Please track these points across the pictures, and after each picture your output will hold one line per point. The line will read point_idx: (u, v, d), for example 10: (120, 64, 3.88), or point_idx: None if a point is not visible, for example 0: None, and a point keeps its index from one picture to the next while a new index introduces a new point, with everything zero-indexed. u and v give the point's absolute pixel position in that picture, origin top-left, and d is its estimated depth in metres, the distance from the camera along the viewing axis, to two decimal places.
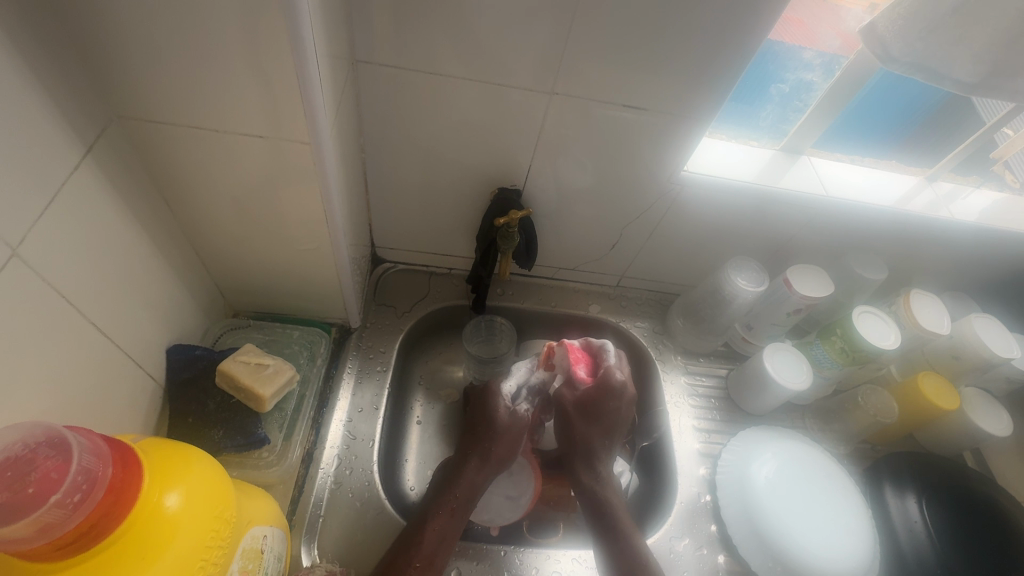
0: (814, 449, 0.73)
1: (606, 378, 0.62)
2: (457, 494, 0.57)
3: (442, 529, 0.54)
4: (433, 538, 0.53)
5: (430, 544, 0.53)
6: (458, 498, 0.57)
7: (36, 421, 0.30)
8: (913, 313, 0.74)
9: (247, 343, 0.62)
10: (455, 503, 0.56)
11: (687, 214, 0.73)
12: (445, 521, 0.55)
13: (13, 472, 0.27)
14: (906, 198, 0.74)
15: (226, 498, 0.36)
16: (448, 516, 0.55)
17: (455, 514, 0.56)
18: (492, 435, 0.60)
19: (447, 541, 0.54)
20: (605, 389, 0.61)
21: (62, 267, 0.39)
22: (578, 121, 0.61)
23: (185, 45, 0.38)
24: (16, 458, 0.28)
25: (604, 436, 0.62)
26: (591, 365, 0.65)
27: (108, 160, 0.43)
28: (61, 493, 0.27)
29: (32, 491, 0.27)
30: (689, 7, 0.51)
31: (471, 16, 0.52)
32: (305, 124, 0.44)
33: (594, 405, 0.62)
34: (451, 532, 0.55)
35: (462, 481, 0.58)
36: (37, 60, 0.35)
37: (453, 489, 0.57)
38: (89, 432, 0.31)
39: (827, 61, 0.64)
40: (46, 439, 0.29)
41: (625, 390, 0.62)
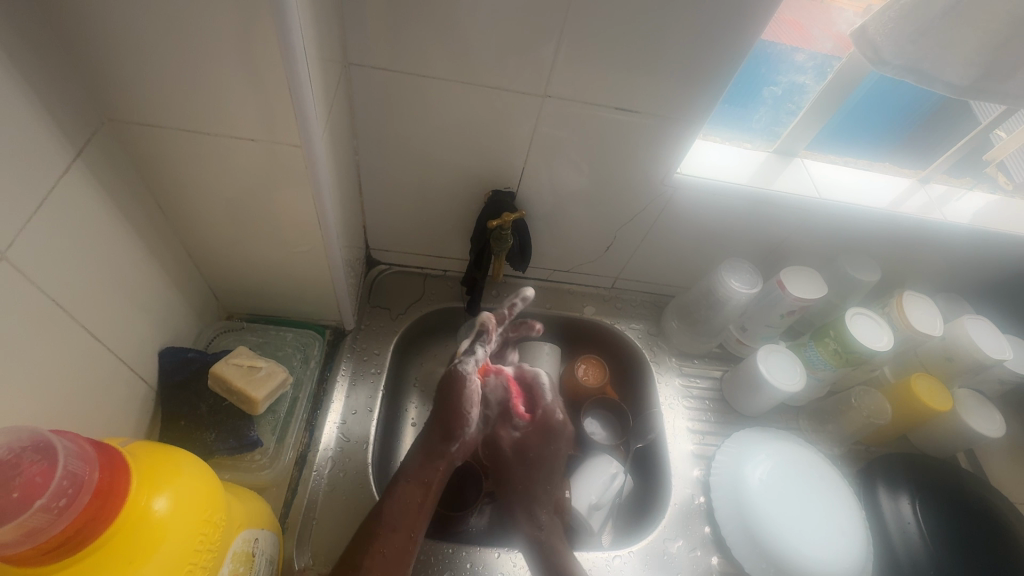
0: (805, 449, 0.74)
1: (549, 413, 0.69)
2: (428, 468, 0.58)
3: (418, 497, 0.56)
4: (404, 509, 0.55)
5: (398, 518, 0.54)
6: (433, 474, 0.58)
7: (22, 425, 0.29)
8: (906, 315, 0.74)
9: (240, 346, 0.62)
10: (426, 484, 0.57)
11: (681, 215, 0.73)
12: (418, 502, 0.56)
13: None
14: (900, 200, 0.74)
15: (216, 501, 0.36)
16: (420, 488, 0.57)
17: (428, 487, 0.57)
18: (461, 416, 0.61)
19: (417, 510, 0.55)
20: (548, 423, 0.68)
21: (51, 269, 0.39)
22: (571, 124, 0.62)
23: (174, 48, 0.38)
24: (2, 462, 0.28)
25: (546, 481, 0.66)
26: (530, 401, 0.70)
27: (99, 163, 0.43)
28: (46, 497, 0.27)
29: (17, 496, 0.27)
30: (680, 11, 0.51)
31: (464, 18, 0.52)
32: (296, 127, 0.44)
33: (535, 448, 0.67)
34: (422, 508, 0.56)
35: (430, 458, 0.59)
36: (26, 63, 0.35)
37: (423, 465, 0.58)
38: (77, 436, 0.31)
39: (820, 63, 0.64)
40: (33, 443, 0.29)
41: (562, 430, 0.69)
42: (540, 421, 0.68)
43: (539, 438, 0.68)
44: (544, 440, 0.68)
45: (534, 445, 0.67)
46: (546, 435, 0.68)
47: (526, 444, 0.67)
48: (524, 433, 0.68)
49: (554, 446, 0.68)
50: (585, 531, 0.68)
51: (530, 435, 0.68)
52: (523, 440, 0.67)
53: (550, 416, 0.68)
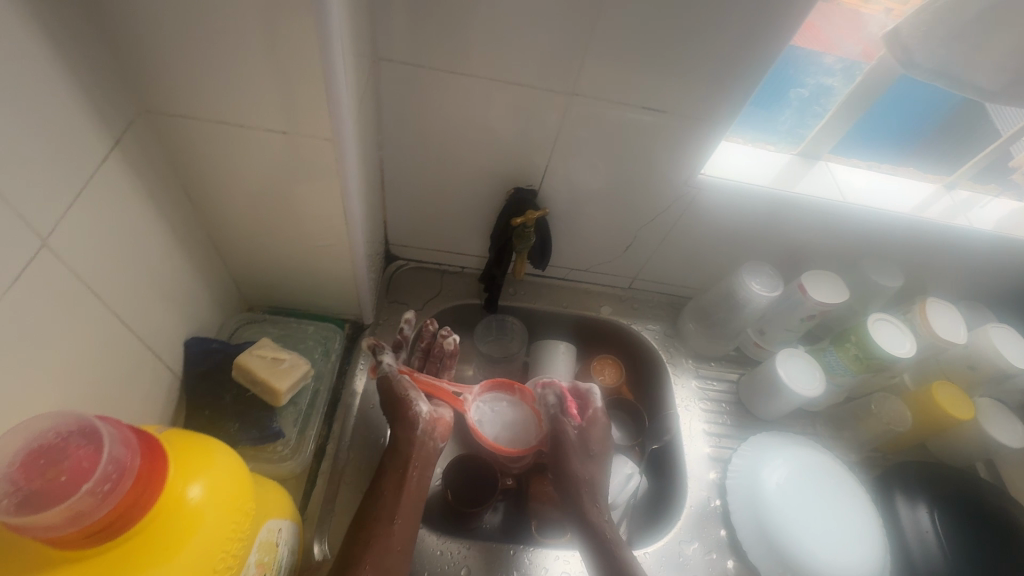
0: (823, 454, 0.73)
1: (597, 415, 0.66)
2: (399, 459, 0.55)
3: (399, 482, 0.53)
4: (387, 500, 0.52)
5: (384, 511, 0.51)
6: (404, 460, 0.55)
7: (68, 410, 0.30)
8: (929, 322, 0.73)
9: (262, 338, 0.62)
10: (402, 475, 0.54)
11: (702, 216, 0.73)
12: (396, 492, 0.53)
13: (46, 460, 0.28)
14: (923, 205, 0.74)
15: (247, 491, 0.36)
16: (399, 478, 0.54)
17: (405, 475, 0.54)
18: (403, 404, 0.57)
19: (398, 499, 0.52)
20: (599, 424, 0.65)
21: (88, 259, 0.39)
22: (597, 123, 0.61)
23: (212, 41, 0.39)
24: (49, 446, 0.28)
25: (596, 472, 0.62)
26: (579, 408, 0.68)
27: (134, 153, 0.43)
28: (92, 482, 0.27)
29: (64, 479, 0.27)
30: (712, 10, 0.51)
31: (494, 15, 0.52)
32: (328, 122, 0.44)
33: (586, 446, 0.63)
34: (404, 494, 0.52)
35: (398, 447, 0.56)
36: (69, 53, 0.35)
37: (394, 457, 0.55)
38: (119, 422, 0.31)
39: (848, 66, 0.64)
40: (78, 428, 0.29)
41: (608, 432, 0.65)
42: (589, 419, 0.65)
43: (599, 433, 0.65)
44: (592, 440, 0.64)
45: (589, 444, 0.64)
46: (593, 435, 0.65)
47: (582, 442, 0.64)
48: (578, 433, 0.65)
49: (603, 442, 0.65)
50: None
51: (584, 434, 0.65)
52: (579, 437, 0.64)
53: (599, 416, 0.66)
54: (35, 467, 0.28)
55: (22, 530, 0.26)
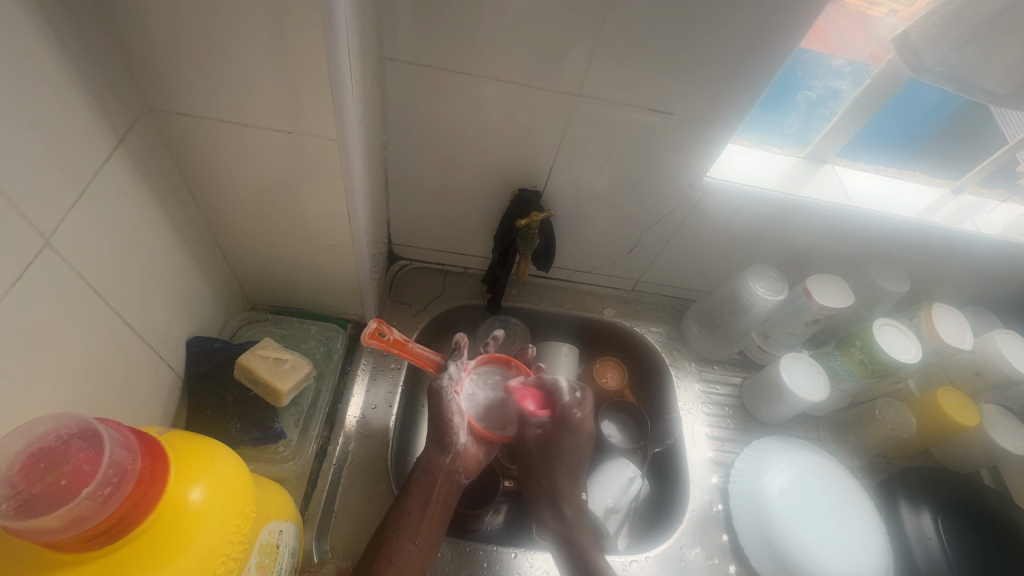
0: (826, 459, 0.73)
1: (567, 411, 0.60)
2: (427, 479, 0.56)
3: (423, 504, 0.55)
4: (409, 519, 0.54)
5: (406, 529, 0.53)
6: (433, 485, 0.56)
7: (69, 412, 0.30)
8: (935, 327, 0.73)
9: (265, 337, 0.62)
10: (428, 498, 0.55)
11: (707, 219, 0.72)
12: (421, 512, 0.54)
13: (46, 464, 0.28)
14: (930, 210, 0.73)
15: (248, 493, 0.36)
16: (423, 500, 0.55)
17: (430, 498, 0.55)
18: (445, 422, 0.57)
19: (422, 521, 0.54)
20: (568, 420, 0.60)
21: (91, 258, 0.39)
22: (603, 124, 0.61)
23: (218, 39, 0.38)
24: (49, 449, 0.28)
25: (569, 473, 0.61)
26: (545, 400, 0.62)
27: (138, 151, 0.43)
28: (93, 486, 0.27)
29: (64, 482, 0.27)
30: (721, 12, 0.50)
31: (501, 15, 0.51)
32: (333, 121, 0.44)
33: (554, 443, 0.60)
34: (427, 518, 0.54)
35: (428, 470, 0.56)
36: (74, 50, 0.35)
37: (423, 477, 0.56)
38: (120, 425, 0.31)
39: (856, 69, 0.63)
40: (79, 431, 0.29)
41: (583, 425, 0.61)
42: (556, 419, 0.60)
43: (564, 432, 0.60)
44: (561, 436, 0.60)
45: (556, 442, 0.60)
46: (562, 431, 0.60)
47: (548, 441, 0.61)
48: (544, 431, 0.61)
49: (575, 436, 0.61)
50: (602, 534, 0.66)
51: (550, 432, 0.61)
52: (545, 437, 0.61)
53: (568, 416, 0.60)
54: (35, 471, 0.27)
55: (21, 533, 0.25)
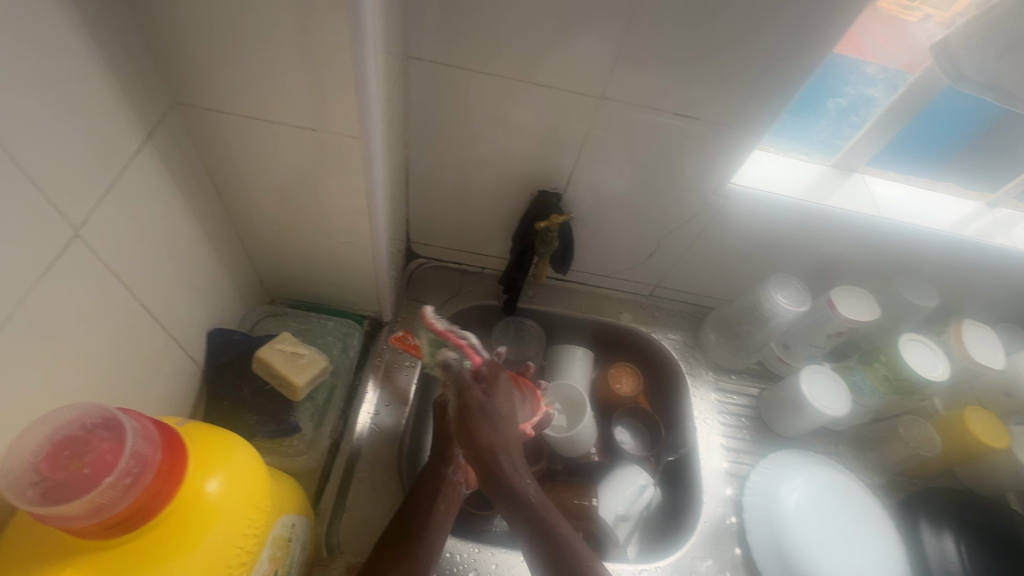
0: (846, 476, 0.71)
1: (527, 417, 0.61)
2: (431, 485, 0.57)
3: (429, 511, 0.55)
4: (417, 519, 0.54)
5: (414, 529, 0.53)
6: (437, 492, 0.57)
7: (91, 403, 0.31)
8: (965, 344, 0.71)
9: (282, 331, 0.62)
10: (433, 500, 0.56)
11: (730, 226, 0.71)
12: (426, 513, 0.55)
13: (70, 452, 0.29)
14: (963, 223, 0.71)
15: (263, 488, 0.36)
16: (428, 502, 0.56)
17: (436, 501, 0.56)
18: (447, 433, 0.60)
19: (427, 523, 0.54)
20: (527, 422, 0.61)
21: (119, 251, 0.40)
22: (627, 128, 0.60)
23: (247, 36, 0.39)
24: (74, 438, 0.29)
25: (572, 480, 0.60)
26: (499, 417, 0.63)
27: (166, 145, 0.43)
28: (114, 475, 0.28)
29: (87, 472, 0.28)
30: (752, 16, 0.49)
31: (527, 16, 0.51)
32: (357, 120, 0.44)
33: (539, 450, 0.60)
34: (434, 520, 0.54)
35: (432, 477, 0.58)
36: (108, 46, 0.35)
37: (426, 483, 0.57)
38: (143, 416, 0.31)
39: (891, 76, 0.61)
40: (102, 420, 0.30)
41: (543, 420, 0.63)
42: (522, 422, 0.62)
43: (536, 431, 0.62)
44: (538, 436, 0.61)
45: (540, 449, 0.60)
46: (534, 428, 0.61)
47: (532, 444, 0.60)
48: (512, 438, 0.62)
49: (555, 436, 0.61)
50: (611, 542, 0.67)
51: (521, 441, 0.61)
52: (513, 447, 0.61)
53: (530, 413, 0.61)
54: (59, 459, 0.28)
55: (45, 519, 0.26)
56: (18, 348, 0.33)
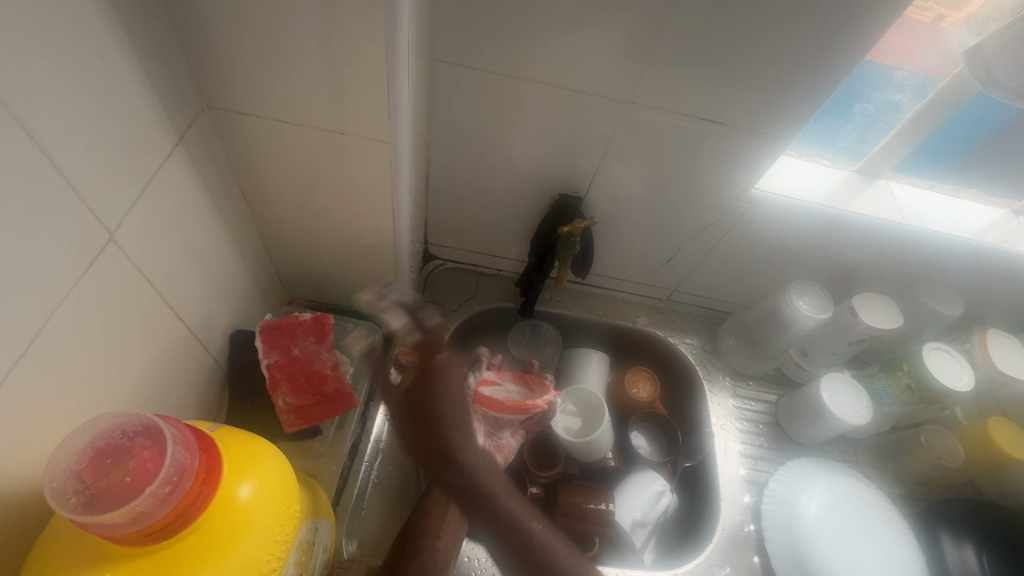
0: (867, 486, 0.70)
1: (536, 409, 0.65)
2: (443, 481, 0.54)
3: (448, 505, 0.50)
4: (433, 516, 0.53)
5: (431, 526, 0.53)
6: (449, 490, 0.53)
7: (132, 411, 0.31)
8: (990, 354, 0.70)
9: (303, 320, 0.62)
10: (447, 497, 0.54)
11: (752, 232, 0.70)
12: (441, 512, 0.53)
13: (112, 460, 0.29)
14: (988, 231, 0.70)
15: (292, 494, 0.36)
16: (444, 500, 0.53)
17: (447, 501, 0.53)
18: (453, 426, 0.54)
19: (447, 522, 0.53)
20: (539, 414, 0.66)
21: (150, 254, 0.40)
22: (652, 132, 0.60)
23: (280, 39, 0.38)
24: (115, 445, 0.29)
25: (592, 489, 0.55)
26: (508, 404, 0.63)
27: (196, 148, 0.43)
28: (154, 484, 0.28)
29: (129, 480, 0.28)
30: (784, 21, 0.48)
31: (555, 20, 0.50)
32: (386, 124, 0.44)
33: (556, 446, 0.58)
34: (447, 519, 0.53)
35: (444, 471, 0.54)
36: (143, 50, 0.35)
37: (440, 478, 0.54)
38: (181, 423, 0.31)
39: (920, 83, 0.60)
40: (142, 427, 0.30)
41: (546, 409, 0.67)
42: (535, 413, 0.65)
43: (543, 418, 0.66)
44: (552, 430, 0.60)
45: None
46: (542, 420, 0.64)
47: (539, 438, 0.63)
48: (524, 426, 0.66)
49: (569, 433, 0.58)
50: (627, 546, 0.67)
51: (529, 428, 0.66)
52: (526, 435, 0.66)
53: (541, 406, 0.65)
54: (101, 466, 0.29)
55: (87, 527, 0.26)
56: (53, 354, 0.33)
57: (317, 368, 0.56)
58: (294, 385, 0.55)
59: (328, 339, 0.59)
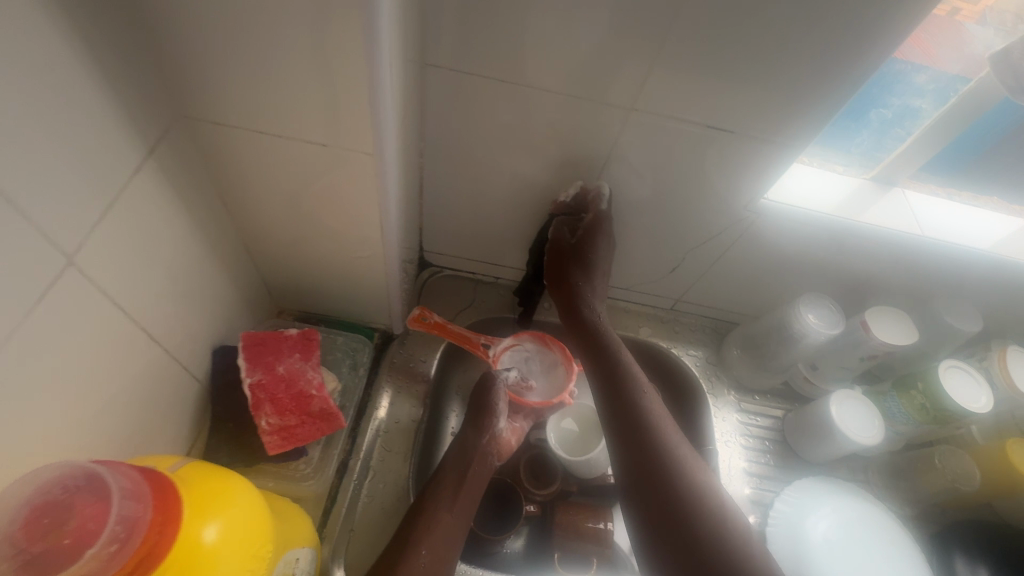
0: (878, 509, 0.67)
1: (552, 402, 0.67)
2: (461, 458, 0.60)
3: (460, 485, 0.57)
4: (445, 494, 0.56)
5: (444, 503, 0.55)
6: (467, 463, 0.59)
7: (70, 460, 0.29)
8: (1010, 373, 0.66)
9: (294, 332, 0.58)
10: (463, 473, 0.58)
11: (760, 242, 0.67)
12: (455, 487, 0.57)
13: (49, 519, 0.26)
14: (1011, 243, 0.66)
15: (264, 532, 0.35)
16: (459, 477, 0.58)
17: (466, 474, 0.58)
18: (490, 408, 0.62)
19: (470, 492, 0.57)
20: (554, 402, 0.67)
21: (117, 275, 0.38)
22: (655, 139, 0.57)
23: (254, 47, 0.36)
24: (55, 503, 0.27)
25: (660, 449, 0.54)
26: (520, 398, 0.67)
27: (169, 161, 0.41)
28: (97, 546, 0.26)
29: (68, 544, 0.26)
30: (798, 22, 0.45)
31: (548, 23, 0.48)
32: (370, 136, 0.41)
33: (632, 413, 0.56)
34: (461, 494, 0.56)
35: (466, 448, 0.60)
36: (105, 60, 0.33)
37: (456, 455, 0.60)
38: (128, 470, 0.30)
39: (942, 86, 0.56)
40: (84, 480, 0.28)
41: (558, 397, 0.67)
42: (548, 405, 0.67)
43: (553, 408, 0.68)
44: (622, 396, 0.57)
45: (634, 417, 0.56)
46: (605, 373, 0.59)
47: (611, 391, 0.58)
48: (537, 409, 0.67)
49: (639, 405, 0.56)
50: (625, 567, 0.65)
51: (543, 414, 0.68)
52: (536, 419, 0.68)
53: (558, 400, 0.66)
54: (37, 527, 0.26)
55: None
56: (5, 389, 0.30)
57: (301, 388, 0.54)
58: (278, 405, 0.53)
59: (314, 356, 0.57)
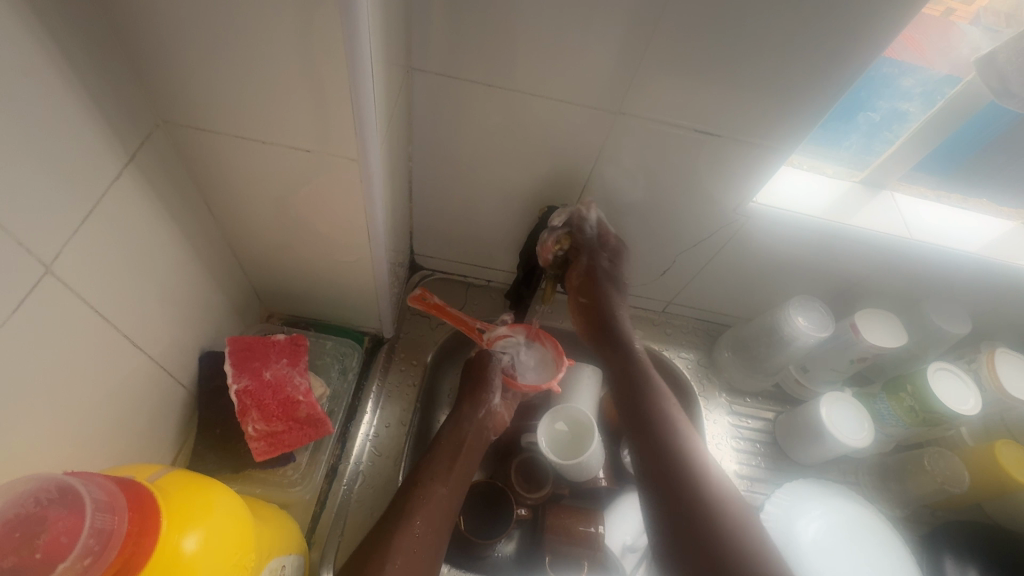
0: (866, 509, 0.67)
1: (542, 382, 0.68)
2: (455, 434, 0.61)
3: (453, 458, 0.58)
4: (440, 467, 0.56)
5: (438, 474, 0.56)
6: (461, 439, 0.60)
7: (41, 473, 0.28)
8: (998, 375, 0.67)
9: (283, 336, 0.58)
10: (458, 446, 0.59)
11: (750, 245, 0.67)
12: (450, 460, 0.57)
13: (22, 532, 0.26)
14: (998, 246, 0.67)
15: (245, 541, 0.35)
16: (453, 451, 0.59)
17: (461, 448, 0.59)
18: (484, 382, 0.65)
19: (463, 464, 0.58)
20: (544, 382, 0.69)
21: (97, 282, 0.37)
22: (642, 143, 0.57)
23: (235, 53, 0.36)
24: (28, 515, 0.26)
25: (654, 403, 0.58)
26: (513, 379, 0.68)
27: (151, 166, 0.41)
28: (70, 560, 0.26)
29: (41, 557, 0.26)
30: (782, 28, 0.45)
31: (534, 28, 0.48)
32: (354, 142, 0.41)
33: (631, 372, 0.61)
34: (454, 467, 0.57)
35: (459, 424, 0.61)
36: (82, 67, 0.33)
37: (450, 431, 0.61)
38: (101, 483, 0.30)
39: (929, 90, 0.56)
40: (58, 494, 0.28)
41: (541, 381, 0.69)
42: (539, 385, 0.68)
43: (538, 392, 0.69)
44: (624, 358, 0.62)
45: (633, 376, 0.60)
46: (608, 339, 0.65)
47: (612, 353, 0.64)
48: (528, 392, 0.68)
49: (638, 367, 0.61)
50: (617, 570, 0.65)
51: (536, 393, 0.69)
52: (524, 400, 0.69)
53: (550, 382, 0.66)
54: (9, 540, 0.26)
55: None
56: None
57: (288, 394, 0.54)
58: (265, 411, 0.53)
59: (300, 362, 0.57)
